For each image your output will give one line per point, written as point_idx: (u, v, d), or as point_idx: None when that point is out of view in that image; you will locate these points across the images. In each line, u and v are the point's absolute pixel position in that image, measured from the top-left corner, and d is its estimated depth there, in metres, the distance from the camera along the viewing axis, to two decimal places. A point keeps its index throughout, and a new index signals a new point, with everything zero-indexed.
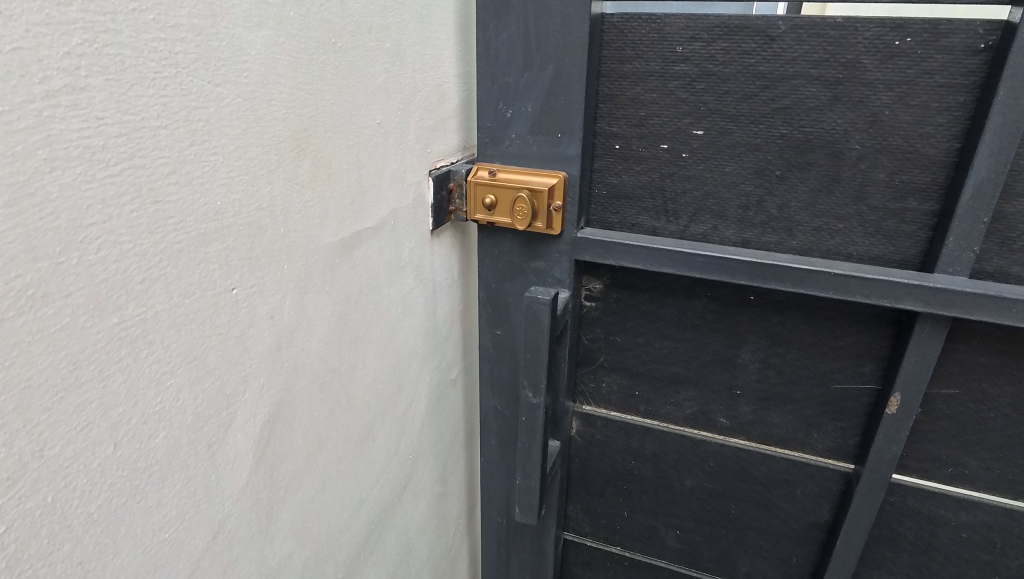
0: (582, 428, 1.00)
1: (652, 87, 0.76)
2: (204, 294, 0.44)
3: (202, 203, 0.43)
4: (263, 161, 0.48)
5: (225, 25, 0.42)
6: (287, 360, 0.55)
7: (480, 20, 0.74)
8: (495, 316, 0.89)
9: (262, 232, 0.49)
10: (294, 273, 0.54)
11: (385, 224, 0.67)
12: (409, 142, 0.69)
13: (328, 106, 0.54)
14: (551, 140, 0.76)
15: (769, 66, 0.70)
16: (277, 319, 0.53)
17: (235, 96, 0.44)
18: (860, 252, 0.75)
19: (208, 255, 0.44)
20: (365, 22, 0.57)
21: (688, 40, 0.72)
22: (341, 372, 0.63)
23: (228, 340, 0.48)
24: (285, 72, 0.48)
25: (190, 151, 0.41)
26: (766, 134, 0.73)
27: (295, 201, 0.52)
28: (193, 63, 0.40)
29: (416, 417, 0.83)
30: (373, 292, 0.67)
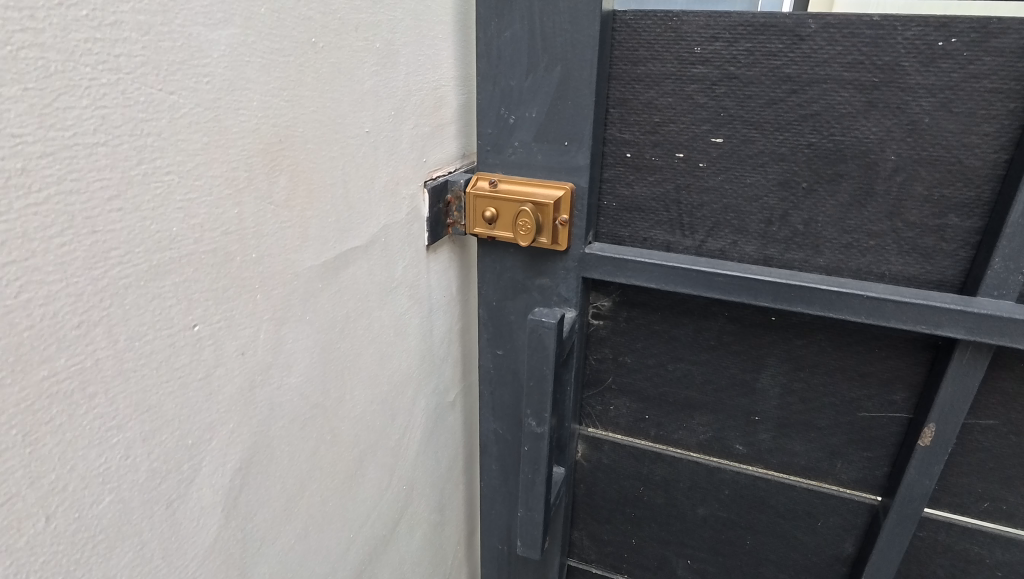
0: (588, 451, 0.94)
1: (668, 90, 0.69)
2: (159, 334, 0.39)
3: (153, 229, 0.37)
4: (229, 179, 0.42)
5: (179, 22, 0.36)
6: (262, 400, 0.49)
7: (480, 18, 0.67)
8: (496, 336, 0.83)
9: (231, 258, 0.43)
10: (269, 303, 0.48)
11: (376, 242, 0.61)
12: (403, 151, 0.63)
13: (308, 114, 0.48)
14: (558, 148, 0.70)
15: (797, 68, 0.64)
16: (249, 355, 0.47)
17: (194, 105, 0.38)
18: (894, 271, 0.69)
19: (163, 290, 0.38)
20: (350, 20, 0.51)
21: (708, 40, 0.65)
22: (325, 406, 0.57)
23: (189, 384, 0.42)
24: (256, 76, 0.42)
25: (138, 170, 0.35)
26: (792, 143, 0.67)
27: (269, 222, 0.46)
28: (139, 68, 0.34)
29: (410, 446, 0.77)
30: (362, 316, 0.61)
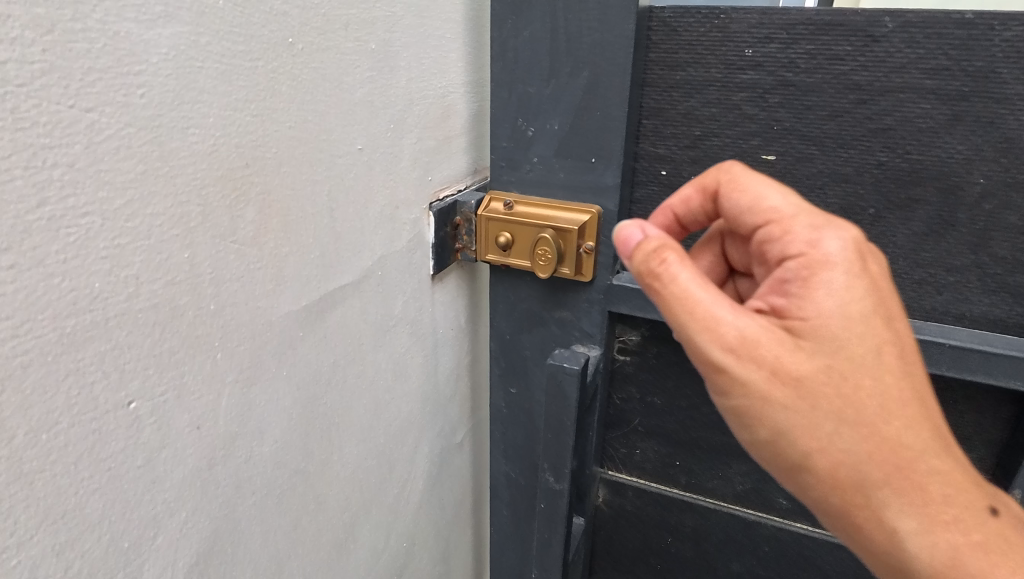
0: (610, 497, 0.85)
1: (711, 100, 0.60)
2: (77, 419, 0.30)
3: (64, 287, 0.28)
4: (176, 216, 0.33)
5: (97, 17, 0.27)
6: (224, 478, 0.40)
7: (495, 15, 0.58)
8: (509, 373, 0.73)
9: (178, 314, 0.34)
10: (232, 364, 0.39)
11: (370, 276, 0.52)
12: (403, 169, 0.54)
13: (283, 130, 0.39)
14: (582, 166, 0.60)
15: (867, 75, 0.54)
16: (207, 427, 0.38)
17: (124, 124, 0.29)
18: (976, 312, 0.59)
19: (82, 363, 0.30)
20: (338, 16, 0.42)
21: (760, 41, 0.56)
22: (307, 472, 0.49)
23: (121, 476, 0.33)
24: (212, 85, 0.34)
25: (38, 215, 0.27)
26: (858, 162, 0.57)
27: (231, 266, 0.37)
28: (37, 78, 0.26)
29: (412, 499, 0.68)
30: (352, 364, 0.52)
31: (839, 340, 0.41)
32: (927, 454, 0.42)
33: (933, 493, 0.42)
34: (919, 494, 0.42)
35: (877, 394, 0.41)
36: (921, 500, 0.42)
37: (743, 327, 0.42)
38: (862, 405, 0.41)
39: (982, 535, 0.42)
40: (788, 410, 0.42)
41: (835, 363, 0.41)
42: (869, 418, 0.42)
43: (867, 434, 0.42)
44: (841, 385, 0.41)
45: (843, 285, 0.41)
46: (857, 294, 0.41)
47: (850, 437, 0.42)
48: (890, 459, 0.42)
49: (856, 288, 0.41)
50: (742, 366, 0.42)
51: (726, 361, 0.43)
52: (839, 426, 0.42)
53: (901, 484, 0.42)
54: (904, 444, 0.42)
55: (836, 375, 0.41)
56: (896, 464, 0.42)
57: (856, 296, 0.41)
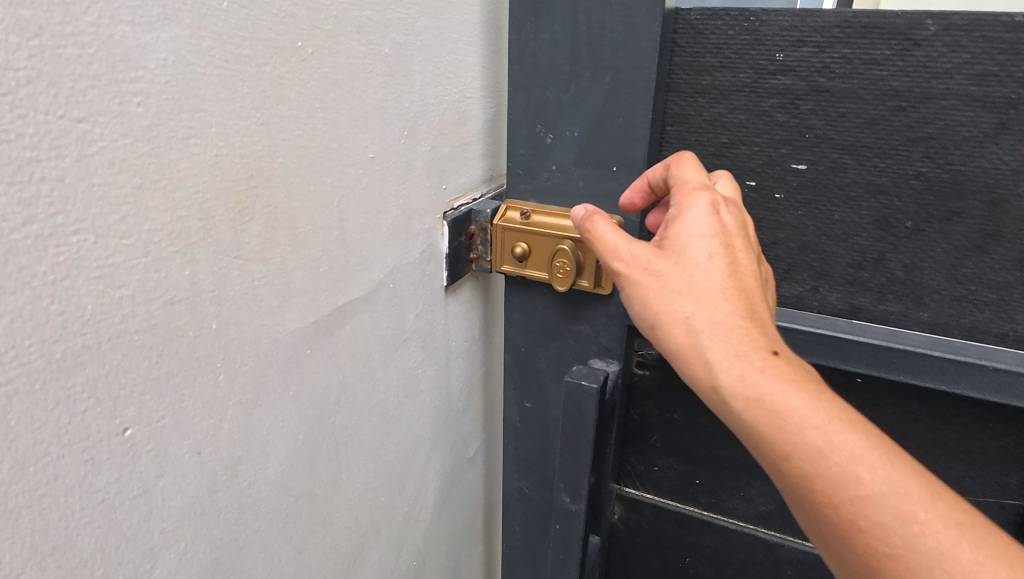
0: (626, 514, 0.82)
1: (739, 106, 0.57)
2: (67, 449, 0.28)
3: (52, 310, 0.26)
4: (176, 231, 0.31)
5: (90, 19, 0.25)
6: (226, 504, 0.38)
7: (513, 17, 0.56)
8: (524, 386, 0.71)
9: (177, 334, 0.32)
10: (235, 387, 0.37)
11: (381, 289, 0.50)
12: (417, 178, 0.52)
13: (290, 139, 0.37)
14: (603, 174, 0.58)
15: (907, 81, 0.51)
16: (208, 453, 0.36)
17: (120, 135, 0.27)
18: (1020, 332, 0.56)
19: (72, 390, 0.28)
20: (350, 18, 0.40)
21: (793, 44, 0.53)
22: (314, 494, 0.47)
23: (116, 507, 0.31)
24: (214, 92, 0.31)
25: (24, 234, 0.25)
26: (895, 172, 0.54)
27: (234, 283, 0.35)
28: (22, 87, 0.24)
29: (422, 517, 0.65)
30: (362, 380, 0.50)
31: (703, 263, 0.44)
32: (812, 387, 0.41)
33: (829, 431, 0.39)
34: (811, 430, 0.39)
35: (745, 316, 0.42)
36: (814, 437, 0.39)
37: (625, 242, 0.47)
38: (729, 324, 0.42)
39: (892, 481, 0.37)
40: (666, 320, 0.44)
41: (700, 281, 0.43)
42: (739, 335, 0.42)
43: (733, 349, 0.41)
44: (705, 302, 0.43)
45: (700, 208, 0.46)
46: (716, 221, 0.45)
47: (724, 354, 0.42)
48: (768, 383, 0.40)
49: (716, 217, 0.46)
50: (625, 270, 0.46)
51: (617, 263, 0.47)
52: (708, 338, 0.42)
53: (788, 415, 0.39)
54: (781, 370, 0.41)
55: (697, 288, 0.43)
56: (777, 390, 0.40)
57: (716, 222, 0.45)
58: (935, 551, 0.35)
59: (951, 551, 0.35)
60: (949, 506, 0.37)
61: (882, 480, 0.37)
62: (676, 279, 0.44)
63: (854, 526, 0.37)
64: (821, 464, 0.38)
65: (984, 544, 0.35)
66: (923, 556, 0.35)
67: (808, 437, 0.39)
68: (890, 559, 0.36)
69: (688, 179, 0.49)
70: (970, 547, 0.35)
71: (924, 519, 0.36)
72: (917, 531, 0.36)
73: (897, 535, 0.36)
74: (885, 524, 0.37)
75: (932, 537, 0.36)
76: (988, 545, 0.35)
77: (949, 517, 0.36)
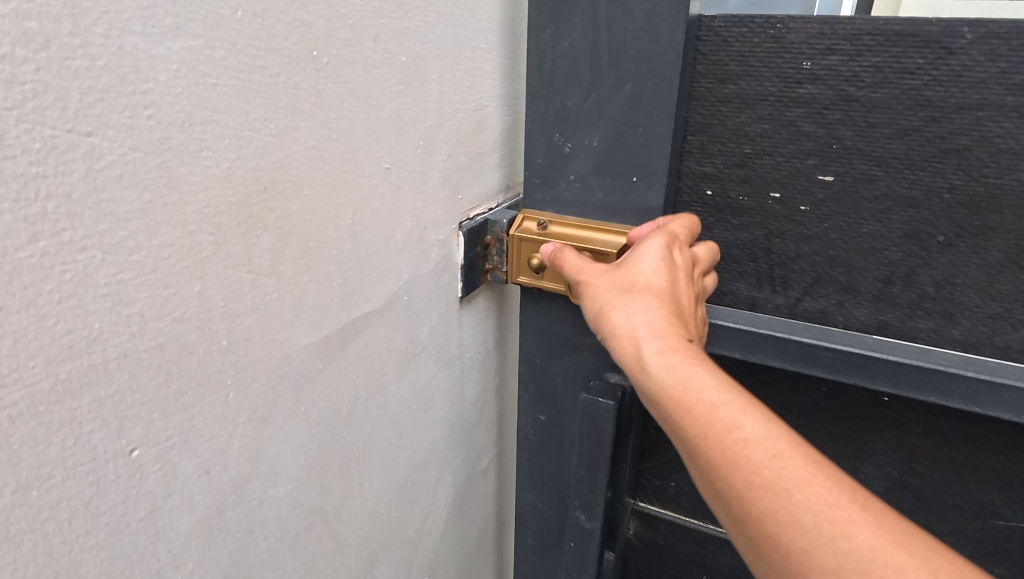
0: (641, 530, 0.80)
1: (763, 115, 0.55)
2: (73, 473, 0.27)
3: (58, 330, 0.25)
4: (186, 246, 0.30)
5: (100, 30, 0.25)
6: (235, 524, 0.37)
7: (532, 24, 0.55)
8: (538, 399, 0.69)
9: (187, 352, 0.31)
10: (245, 404, 0.36)
11: (395, 301, 0.49)
12: (432, 188, 0.51)
13: (305, 150, 0.36)
14: (623, 185, 0.56)
15: (941, 90, 0.49)
16: (217, 472, 0.35)
17: (129, 149, 0.26)
18: None
19: (79, 412, 0.27)
20: (366, 26, 0.39)
21: (821, 52, 0.51)
22: (325, 511, 0.46)
23: (121, 529, 0.30)
24: (227, 103, 0.31)
25: (29, 252, 0.24)
26: (926, 185, 0.52)
27: (246, 298, 0.34)
28: (28, 101, 0.23)
29: (434, 531, 0.64)
30: (374, 395, 0.49)
31: (646, 270, 0.46)
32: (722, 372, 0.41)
33: (722, 395, 0.39)
34: (702, 393, 0.39)
35: (672, 311, 0.44)
36: (705, 399, 0.39)
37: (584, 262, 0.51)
38: (658, 310, 0.44)
39: (771, 441, 0.36)
40: (606, 310, 0.46)
41: (638, 278, 0.46)
42: (663, 318, 0.43)
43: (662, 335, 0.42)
44: (642, 295, 0.45)
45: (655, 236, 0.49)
46: (671, 248, 0.48)
47: (646, 332, 0.43)
48: (673, 355, 0.41)
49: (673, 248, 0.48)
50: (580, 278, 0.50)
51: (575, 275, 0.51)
52: (636, 314, 0.44)
53: (683, 380, 0.40)
54: (693, 351, 0.42)
55: (639, 285, 0.45)
56: (679, 359, 0.41)
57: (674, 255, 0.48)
58: (803, 506, 0.34)
59: (819, 508, 0.34)
60: (829, 472, 0.35)
61: (765, 440, 0.36)
62: (623, 278, 0.47)
63: (751, 496, 0.36)
64: (707, 421, 0.38)
65: (854, 507, 0.34)
66: (794, 510, 0.34)
67: (699, 398, 0.39)
68: (765, 513, 0.35)
69: (671, 226, 0.51)
70: (837, 506, 0.34)
71: (797, 477, 0.35)
72: (788, 486, 0.35)
73: (772, 490, 0.35)
74: (762, 481, 0.36)
75: (799, 494, 0.34)
76: (860, 512, 0.34)
77: (827, 479, 0.35)
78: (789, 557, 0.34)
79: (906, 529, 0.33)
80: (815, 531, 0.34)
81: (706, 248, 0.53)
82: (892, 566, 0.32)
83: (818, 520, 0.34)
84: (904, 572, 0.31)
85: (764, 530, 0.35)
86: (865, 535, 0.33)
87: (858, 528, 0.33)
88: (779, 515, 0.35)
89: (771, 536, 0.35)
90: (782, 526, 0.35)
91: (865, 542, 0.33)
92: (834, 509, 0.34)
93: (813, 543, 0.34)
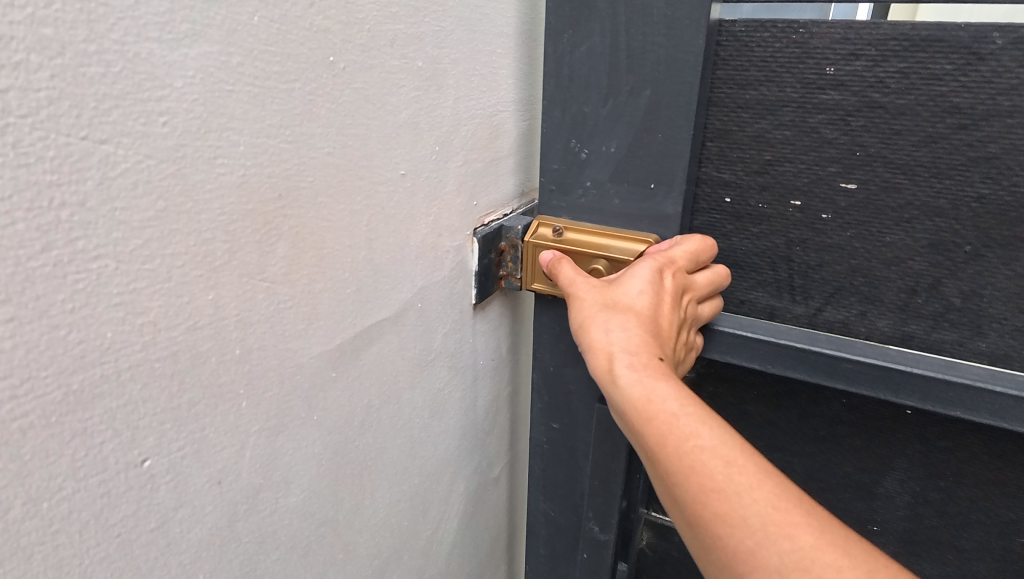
0: (655, 540, 0.79)
1: (784, 121, 0.54)
2: (84, 485, 0.27)
3: (70, 340, 0.25)
4: (200, 255, 0.30)
5: (116, 36, 0.24)
6: (246, 535, 0.37)
7: (550, 28, 0.54)
8: (552, 407, 0.68)
9: (200, 361, 0.31)
10: (258, 414, 0.35)
11: (409, 309, 0.48)
12: (448, 195, 0.50)
13: (320, 157, 0.36)
14: (640, 192, 0.55)
15: (969, 97, 0.48)
16: (229, 482, 0.35)
17: (144, 157, 0.26)
18: None
19: (91, 423, 0.26)
20: (383, 31, 0.39)
21: (844, 58, 0.50)
22: (337, 520, 0.45)
23: (132, 541, 0.30)
24: (243, 110, 0.30)
25: (42, 260, 0.23)
26: (953, 194, 0.51)
27: (260, 306, 0.34)
28: (42, 108, 0.23)
29: (445, 540, 0.63)
30: (387, 403, 0.48)
31: (631, 287, 0.45)
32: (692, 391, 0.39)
33: (684, 405, 0.37)
34: (664, 404, 0.38)
35: (650, 329, 0.43)
36: (667, 409, 0.37)
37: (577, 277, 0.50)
38: (635, 326, 0.42)
39: (730, 452, 0.35)
40: (587, 320, 0.45)
41: (622, 294, 0.45)
42: (638, 334, 0.42)
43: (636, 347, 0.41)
44: (623, 312, 0.43)
45: (648, 259, 0.47)
46: (661, 270, 0.46)
47: (619, 344, 0.41)
48: (643, 367, 0.40)
49: (664, 272, 0.47)
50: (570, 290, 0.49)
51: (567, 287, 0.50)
52: (613, 329, 0.43)
53: (648, 391, 0.38)
54: (664, 366, 0.40)
55: (621, 303, 0.44)
56: (647, 371, 0.39)
57: (664, 278, 0.46)
58: (751, 509, 0.34)
59: (766, 511, 0.33)
60: (779, 480, 0.35)
61: (720, 447, 0.36)
62: (608, 295, 0.46)
63: (702, 498, 0.35)
64: (666, 429, 0.37)
65: (799, 510, 0.34)
66: (742, 516, 0.34)
67: (661, 408, 0.38)
68: (715, 516, 0.34)
69: (670, 250, 0.50)
70: (784, 509, 0.33)
71: (748, 482, 0.34)
72: (739, 489, 0.34)
73: (723, 494, 0.34)
74: (713, 485, 0.35)
75: (748, 497, 0.34)
76: (805, 515, 0.33)
77: (776, 485, 0.34)
78: (735, 560, 0.34)
79: (848, 535, 0.33)
80: (762, 533, 0.33)
81: (707, 276, 0.51)
82: (831, 565, 0.32)
83: (764, 521, 0.33)
84: (843, 572, 0.31)
85: (713, 533, 0.35)
86: (807, 537, 0.33)
87: (803, 533, 0.33)
88: (728, 517, 0.34)
89: (720, 538, 0.34)
90: (729, 528, 0.34)
91: (807, 543, 0.32)
92: (780, 512, 0.33)
93: (759, 544, 0.33)
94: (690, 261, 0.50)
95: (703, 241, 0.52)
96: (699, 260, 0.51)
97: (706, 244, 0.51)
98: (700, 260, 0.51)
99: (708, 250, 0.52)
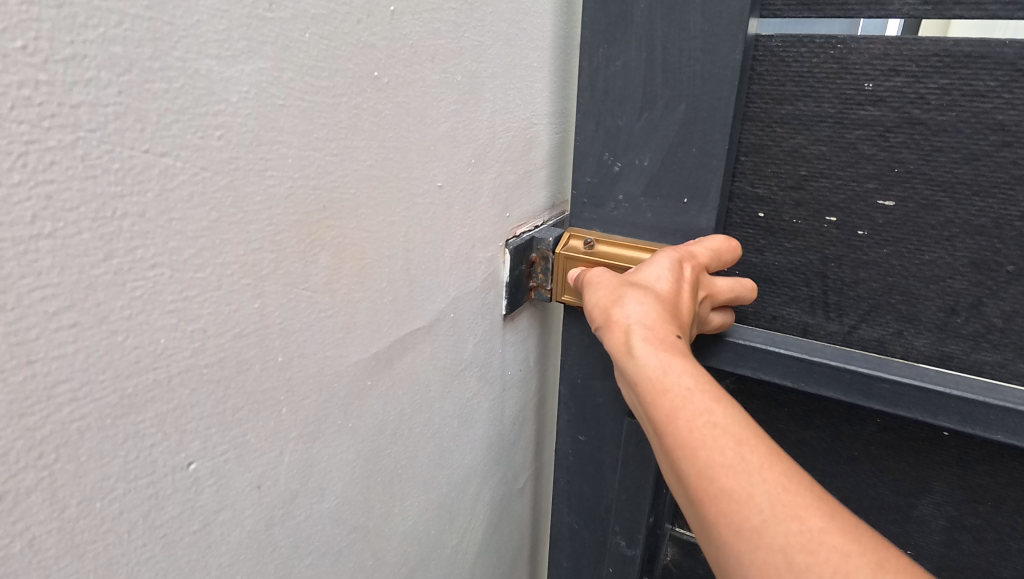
0: (680, 557, 0.79)
1: (821, 137, 0.53)
2: (134, 487, 0.28)
3: (128, 345, 0.26)
4: (248, 265, 0.30)
5: (178, 54, 0.25)
6: (282, 539, 0.37)
7: (586, 42, 0.54)
8: (579, 419, 0.68)
9: (245, 369, 0.32)
10: (296, 419, 0.36)
11: (441, 320, 0.49)
12: (482, 206, 0.51)
13: (362, 169, 0.36)
14: (674, 206, 0.55)
15: (1015, 114, 0.47)
16: (268, 487, 0.35)
17: (200, 169, 0.27)
18: None
19: (141, 426, 0.27)
20: (425, 47, 0.39)
21: (884, 73, 0.50)
22: (367, 527, 0.45)
23: (176, 542, 0.30)
24: (292, 124, 0.31)
25: (104, 269, 0.24)
26: (995, 213, 0.50)
27: (303, 314, 0.35)
28: (110, 123, 0.23)
29: (470, 549, 0.63)
30: (419, 413, 0.48)
31: (650, 273, 0.45)
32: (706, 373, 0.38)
33: (697, 382, 0.37)
34: (679, 379, 0.37)
35: (669, 310, 0.42)
36: (681, 384, 0.37)
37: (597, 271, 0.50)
38: (653, 304, 0.42)
39: (741, 430, 0.34)
40: (604, 300, 0.45)
41: (641, 278, 0.44)
42: (656, 311, 0.41)
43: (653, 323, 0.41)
44: (642, 290, 0.43)
45: (669, 251, 0.48)
46: (681, 261, 0.46)
47: (635, 318, 0.41)
48: (660, 343, 0.39)
49: (684, 263, 0.46)
50: (589, 281, 0.49)
51: (587, 279, 0.50)
52: (631, 304, 0.42)
53: (663, 364, 0.38)
54: (680, 346, 0.40)
55: (641, 284, 0.44)
56: (663, 346, 0.39)
57: (684, 268, 0.46)
58: (758, 487, 0.32)
59: (775, 491, 0.32)
60: (790, 465, 0.33)
61: (732, 426, 0.34)
62: (628, 278, 0.45)
63: (708, 473, 0.33)
64: (678, 402, 0.36)
65: (809, 494, 0.32)
66: (748, 493, 0.32)
67: (675, 382, 0.37)
68: (720, 492, 0.33)
69: (692, 246, 0.49)
70: (793, 491, 0.32)
71: (759, 462, 0.33)
72: (748, 467, 0.33)
73: (732, 471, 0.33)
74: (723, 461, 0.33)
75: (759, 477, 0.32)
76: (815, 499, 0.32)
77: (787, 468, 0.33)
78: (736, 538, 0.32)
79: (858, 525, 0.31)
80: (769, 512, 0.31)
81: (728, 281, 0.51)
82: (839, 550, 0.30)
83: (772, 501, 0.31)
84: (850, 557, 0.30)
85: (717, 511, 0.33)
86: (816, 520, 0.31)
87: (811, 514, 0.31)
88: (733, 494, 0.32)
89: (722, 515, 0.32)
90: (734, 505, 0.32)
91: (815, 526, 0.31)
92: (789, 493, 0.32)
93: (765, 523, 0.31)
94: (712, 259, 0.49)
95: (727, 242, 0.51)
96: (721, 260, 0.50)
97: (729, 245, 0.51)
98: (724, 260, 0.50)
99: (732, 251, 0.51)
